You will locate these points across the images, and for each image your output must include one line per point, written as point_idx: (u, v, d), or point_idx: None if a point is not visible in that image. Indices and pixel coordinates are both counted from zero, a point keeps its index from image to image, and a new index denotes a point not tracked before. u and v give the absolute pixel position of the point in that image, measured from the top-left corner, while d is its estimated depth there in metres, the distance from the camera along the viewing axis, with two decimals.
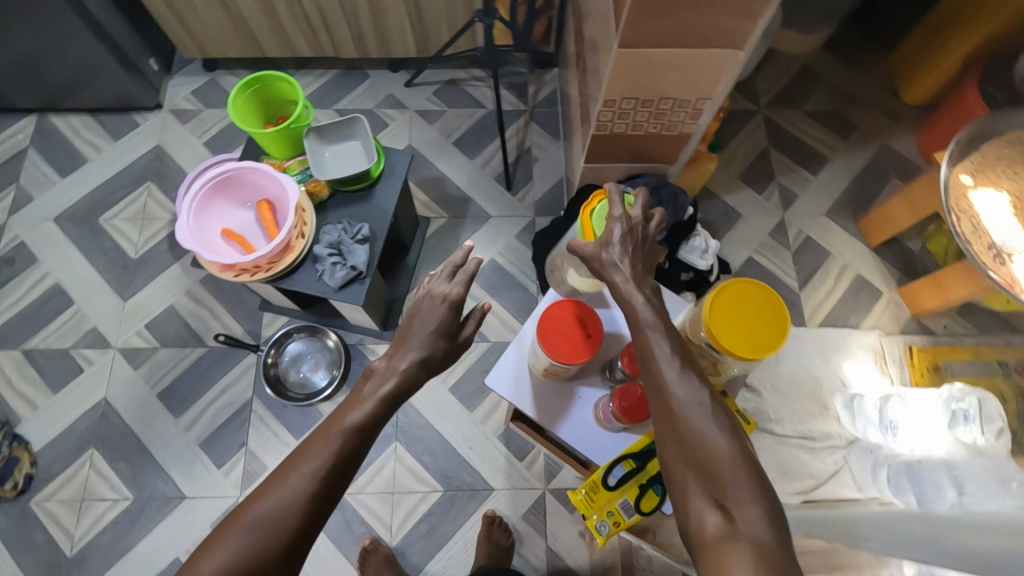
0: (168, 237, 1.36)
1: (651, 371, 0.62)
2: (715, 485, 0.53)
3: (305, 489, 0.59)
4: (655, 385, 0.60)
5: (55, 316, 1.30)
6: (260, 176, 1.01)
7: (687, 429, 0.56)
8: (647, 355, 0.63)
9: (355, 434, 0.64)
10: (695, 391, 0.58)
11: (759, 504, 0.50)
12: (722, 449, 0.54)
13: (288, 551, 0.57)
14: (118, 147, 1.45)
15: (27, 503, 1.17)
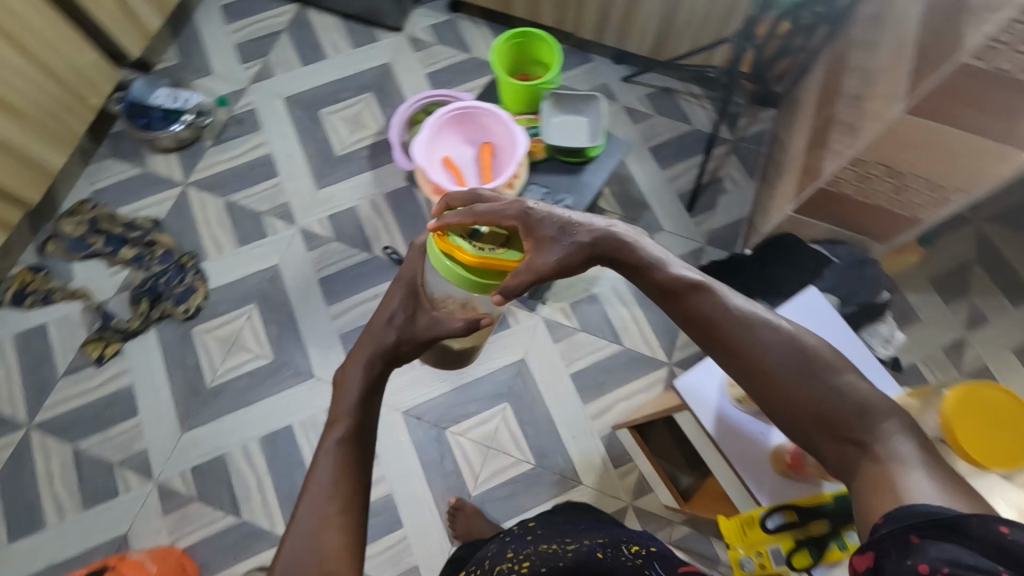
0: (371, 146, 1.48)
1: (724, 333, 0.63)
2: (844, 428, 0.57)
3: (324, 511, 0.57)
4: (728, 337, 0.62)
5: (260, 180, 1.44)
6: (499, 122, 1.06)
7: (787, 377, 0.59)
8: (705, 312, 0.64)
9: (352, 428, 0.64)
10: (780, 336, 0.61)
11: (891, 422, 0.56)
12: (837, 382, 0.59)
13: (337, 550, 0.55)
14: (354, 53, 1.57)
15: (190, 329, 1.32)
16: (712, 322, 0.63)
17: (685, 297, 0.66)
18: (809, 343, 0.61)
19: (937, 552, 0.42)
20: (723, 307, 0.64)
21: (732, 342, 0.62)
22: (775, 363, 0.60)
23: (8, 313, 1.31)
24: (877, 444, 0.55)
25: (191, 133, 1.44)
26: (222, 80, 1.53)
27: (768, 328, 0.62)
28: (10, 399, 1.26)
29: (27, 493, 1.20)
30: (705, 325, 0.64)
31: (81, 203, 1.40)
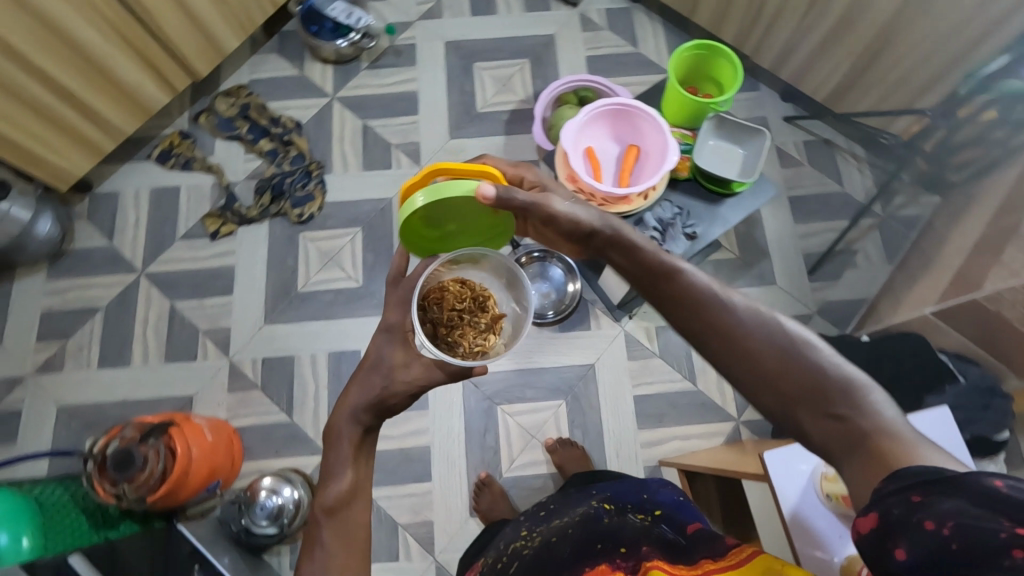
0: (512, 112, 1.48)
1: (701, 308, 0.60)
2: (819, 403, 0.53)
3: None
4: (706, 313, 0.59)
5: (400, 114, 1.48)
6: (655, 130, 1.03)
7: (761, 350, 0.56)
8: (676, 292, 0.62)
9: (338, 506, 0.60)
10: (745, 308, 0.59)
11: (864, 393, 0.52)
12: (807, 354, 0.55)
13: None
14: (524, 16, 1.57)
15: (298, 232, 1.38)
16: (680, 298, 0.61)
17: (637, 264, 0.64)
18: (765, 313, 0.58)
19: (944, 507, 0.41)
20: (685, 278, 0.62)
21: (701, 319, 0.60)
22: (751, 338, 0.57)
23: (151, 167, 1.43)
24: (860, 413, 0.51)
25: (352, 51, 1.49)
26: (393, 8, 1.57)
27: (727, 298, 0.60)
28: (132, 244, 1.38)
29: (123, 331, 1.32)
30: (666, 298, 0.62)
31: (239, 87, 1.49)
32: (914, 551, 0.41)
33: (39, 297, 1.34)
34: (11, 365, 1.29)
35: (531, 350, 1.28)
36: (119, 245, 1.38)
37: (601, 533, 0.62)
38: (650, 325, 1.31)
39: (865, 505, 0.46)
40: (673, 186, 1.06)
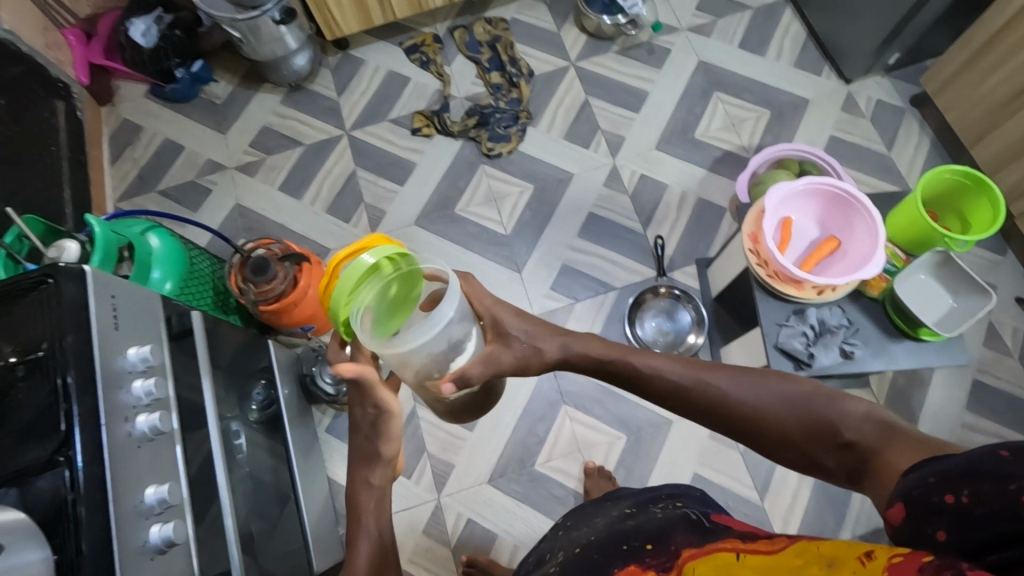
0: (726, 154, 1.43)
1: (692, 393, 0.65)
2: (826, 442, 0.58)
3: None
4: (693, 393, 0.65)
5: (621, 104, 1.49)
6: (869, 236, 0.93)
7: (752, 410, 0.62)
8: (657, 385, 0.67)
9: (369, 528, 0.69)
10: (718, 377, 0.65)
11: (845, 410, 0.58)
12: (779, 394, 0.62)
13: None
14: (789, 70, 1.49)
15: (480, 162, 1.46)
16: (663, 382, 0.67)
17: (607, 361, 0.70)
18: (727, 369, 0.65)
19: (921, 493, 0.43)
20: (649, 362, 0.68)
21: (698, 402, 0.65)
22: (738, 403, 0.63)
23: (398, 53, 1.58)
24: (847, 427, 0.57)
25: (611, 31, 1.52)
26: (670, 9, 1.56)
27: (691, 368, 0.66)
28: (352, 107, 1.54)
29: (308, 171, 1.49)
30: (649, 386, 0.68)
31: (500, 19, 1.58)
32: (957, 537, 0.38)
33: (266, 113, 1.55)
34: (223, 153, 1.52)
35: None
36: (341, 102, 1.55)
37: (626, 532, 0.57)
38: None
39: (891, 496, 0.46)
40: (853, 298, 0.97)
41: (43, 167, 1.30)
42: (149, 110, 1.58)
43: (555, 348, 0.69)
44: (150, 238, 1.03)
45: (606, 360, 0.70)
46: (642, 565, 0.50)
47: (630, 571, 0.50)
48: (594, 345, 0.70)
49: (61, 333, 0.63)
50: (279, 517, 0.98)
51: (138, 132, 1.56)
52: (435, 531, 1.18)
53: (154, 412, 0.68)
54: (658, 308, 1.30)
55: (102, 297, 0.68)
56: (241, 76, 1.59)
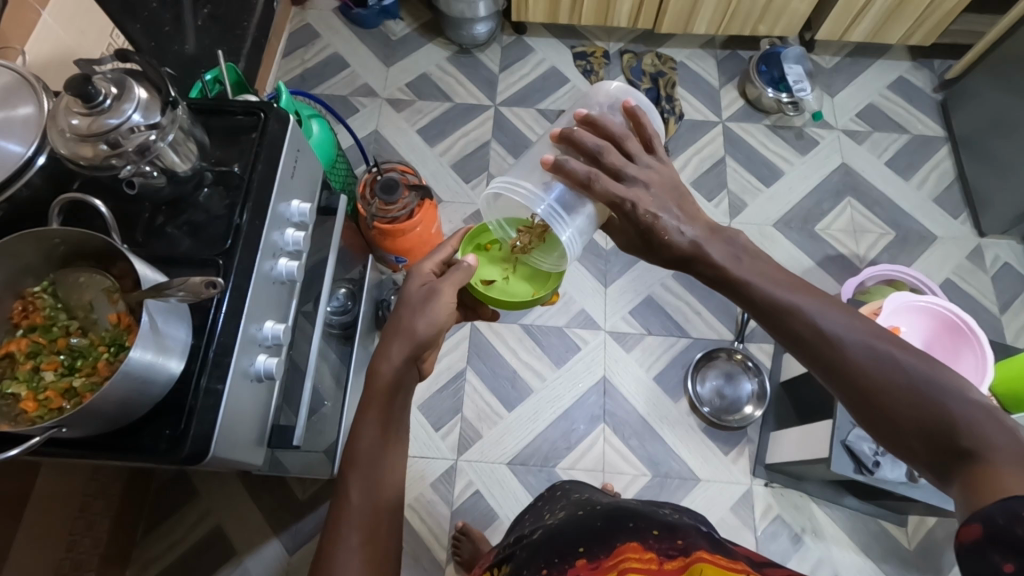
0: (840, 256, 1.43)
1: (803, 336, 0.55)
2: (937, 444, 0.47)
3: (377, 451, 0.59)
4: (810, 342, 0.54)
5: (755, 174, 1.51)
6: (972, 371, 0.93)
7: (868, 377, 0.51)
8: (772, 322, 0.57)
9: (383, 386, 0.61)
10: (842, 326, 0.54)
11: (981, 418, 0.45)
12: (906, 369, 0.49)
13: (378, 500, 0.57)
14: (926, 203, 1.49)
15: None
16: (777, 314, 0.57)
17: (730, 276, 0.60)
18: (859, 321, 0.54)
19: (996, 511, 0.38)
20: (766, 289, 0.58)
21: (811, 353, 0.55)
22: (854, 364, 0.51)
23: (566, 55, 1.66)
24: (971, 435, 0.45)
25: (770, 106, 1.56)
26: (831, 106, 1.60)
27: (814, 305, 0.56)
28: (508, 85, 1.62)
29: (447, 125, 1.57)
30: (765, 315, 0.58)
31: (670, 58, 1.65)
32: None
33: (431, 62, 1.64)
34: (379, 82, 1.62)
35: (665, 414, 1.27)
36: (500, 77, 1.63)
37: (633, 512, 0.57)
38: (772, 505, 1.20)
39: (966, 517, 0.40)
40: None
41: (234, 35, 1.41)
42: (331, 23, 1.70)
43: (692, 242, 0.62)
44: (313, 124, 1.10)
45: (722, 270, 0.61)
46: (646, 545, 0.50)
47: (632, 546, 0.50)
48: (717, 248, 0.62)
49: (255, 161, 0.69)
50: (323, 410, 1.02)
51: (316, 38, 1.68)
52: (443, 488, 1.20)
53: (293, 261, 0.74)
54: (725, 371, 1.30)
55: (291, 148, 0.75)
56: (421, 24, 1.70)
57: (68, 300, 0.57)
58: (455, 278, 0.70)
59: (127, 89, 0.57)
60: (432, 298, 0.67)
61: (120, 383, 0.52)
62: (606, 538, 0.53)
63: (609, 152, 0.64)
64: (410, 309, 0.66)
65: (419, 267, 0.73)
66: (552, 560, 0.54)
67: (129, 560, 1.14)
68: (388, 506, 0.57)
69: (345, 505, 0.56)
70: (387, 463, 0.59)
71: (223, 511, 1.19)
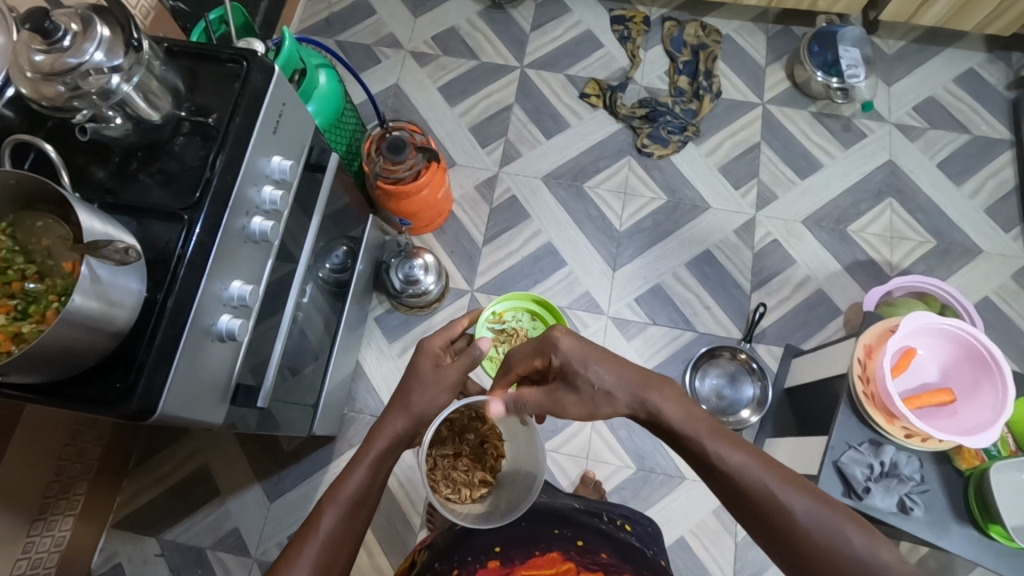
0: (872, 262, 1.33)
1: (756, 500, 0.55)
2: None
3: (358, 492, 0.59)
4: (758, 502, 0.54)
5: (791, 165, 1.41)
6: (987, 408, 0.85)
7: (815, 542, 0.51)
8: (721, 479, 0.57)
9: (395, 439, 0.64)
10: (794, 496, 0.54)
11: None
12: (857, 552, 0.50)
13: (342, 537, 0.56)
14: (976, 211, 1.36)
15: (630, 153, 1.42)
16: (728, 479, 0.56)
17: (674, 430, 0.61)
18: (816, 496, 0.54)
19: None
20: (711, 448, 0.58)
21: (755, 513, 0.55)
22: (798, 526, 0.52)
23: (604, 18, 1.55)
24: None
25: (819, 91, 1.44)
26: (886, 98, 1.46)
27: (756, 467, 0.56)
28: (538, 46, 1.53)
29: (470, 86, 1.50)
30: (717, 474, 0.57)
31: (715, 30, 1.52)
32: None
33: (460, 16, 1.56)
34: (405, 33, 1.55)
35: None
36: (531, 37, 1.54)
37: (562, 518, 0.69)
38: None
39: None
40: (936, 459, 0.89)
41: None
42: None
43: (625, 394, 0.63)
44: (319, 75, 1.07)
45: (663, 420, 0.62)
46: (566, 556, 0.62)
47: (554, 555, 0.62)
48: (653, 394, 0.62)
49: (233, 112, 0.66)
50: (308, 368, 1.02)
51: None
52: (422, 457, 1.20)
53: (269, 221, 0.71)
54: (725, 370, 1.24)
55: (275, 100, 0.71)
56: None
57: (26, 242, 0.56)
58: (465, 362, 0.71)
59: (90, 27, 0.55)
60: (433, 377, 0.69)
61: (63, 333, 0.51)
62: (534, 543, 0.64)
63: (564, 344, 0.65)
64: (420, 385, 0.68)
65: (428, 342, 0.74)
66: (469, 548, 0.64)
67: (120, 489, 1.19)
68: (348, 549, 0.57)
69: (311, 534, 0.55)
70: (363, 508, 0.59)
71: (212, 452, 1.22)
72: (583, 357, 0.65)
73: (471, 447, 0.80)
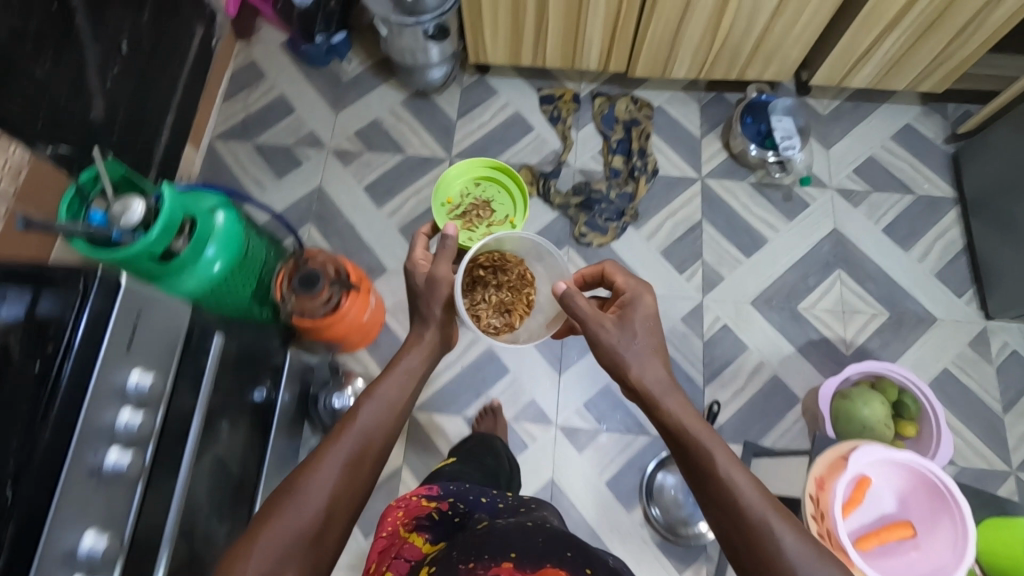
0: (826, 341, 1.27)
1: (731, 488, 0.59)
2: None
3: (387, 406, 0.67)
4: (746, 521, 0.57)
5: (735, 242, 1.36)
6: (946, 550, 0.79)
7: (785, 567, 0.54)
8: (722, 496, 0.59)
9: (416, 370, 0.71)
10: (783, 528, 0.56)
11: None
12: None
13: (354, 457, 0.62)
14: (926, 276, 1.32)
15: (568, 243, 1.36)
16: (728, 497, 0.58)
17: (691, 441, 0.63)
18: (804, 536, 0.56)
19: None
20: (722, 461, 0.60)
21: (743, 533, 0.57)
22: (778, 551, 0.55)
23: (532, 98, 1.50)
24: None
25: (756, 162, 1.39)
26: (825, 161, 1.43)
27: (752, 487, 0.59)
28: (466, 134, 1.47)
29: (398, 182, 1.43)
30: (718, 492, 0.59)
31: (647, 103, 1.47)
32: None
33: (383, 106, 1.50)
34: (326, 131, 1.48)
35: (614, 524, 1.16)
36: (458, 125, 1.48)
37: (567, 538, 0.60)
38: None
39: None
40: None
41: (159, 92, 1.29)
42: (278, 61, 1.56)
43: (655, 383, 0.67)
44: (217, 218, 1.01)
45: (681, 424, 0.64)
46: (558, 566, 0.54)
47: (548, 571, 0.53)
48: (670, 400, 0.66)
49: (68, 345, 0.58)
50: None
51: (260, 79, 1.54)
52: None
53: (129, 449, 0.63)
54: None
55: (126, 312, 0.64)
56: (375, 62, 1.54)
57: None
58: (447, 254, 0.78)
59: None
60: (434, 284, 0.75)
61: None
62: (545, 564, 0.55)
63: (644, 295, 0.74)
64: (421, 299, 0.77)
65: (411, 258, 0.83)
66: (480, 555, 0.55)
67: None
68: (366, 467, 0.63)
69: (346, 428, 0.64)
70: (381, 420, 0.65)
71: None
72: (643, 323, 0.71)
73: (507, 283, 0.97)
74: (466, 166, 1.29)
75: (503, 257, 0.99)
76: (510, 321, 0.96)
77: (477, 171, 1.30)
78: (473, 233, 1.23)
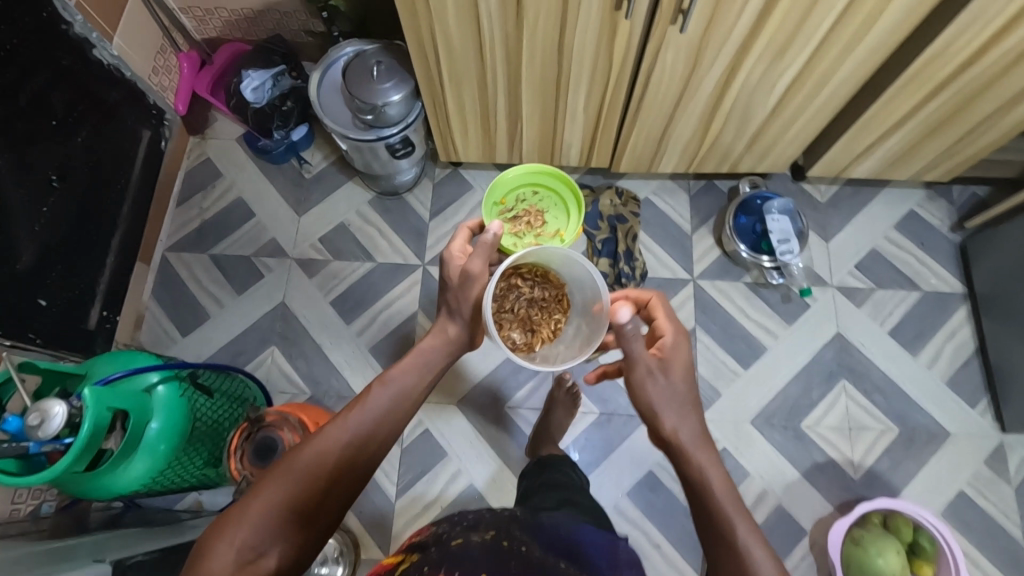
0: (832, 464, 1.19)
1: (720, 524, 0.56)
2: None
3: (391, 403, 0.64)
4: None
5: (732, 352, 1.26)
6: None
7: None
8: (734, 567, 0.53)
9: (424, 374, 0.69)
10: None
11: None
12: None
13: (353, 445, 0.60)
14: (937, 384, 1.23)
15: None
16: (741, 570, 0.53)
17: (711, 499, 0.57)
18: None
19: None
20: (741, 530, 0.55)
21: None
22: None
23: None
24: None
25: (751, 262, 1.30)
26: (824, 256, 1.33)
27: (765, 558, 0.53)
28: (440, 236, 1.36)
29: (367, 295, 1.32)
30: (731, 566, 0.53)
31: (633, 195, 1.37)
32: None
33: (349, 208, 1.39)
34: (288, 238, 1.37)
35: None
36: (431, 226, 1.37)
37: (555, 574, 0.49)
38: None
39: None
40: None
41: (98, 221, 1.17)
42: (235, 158, 1.45)
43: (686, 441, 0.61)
44: (161, 391, 0.91)
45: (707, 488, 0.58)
46: None
47: None
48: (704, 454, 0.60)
49: None
50: None
51: (215, 180, 1.43)
52: None
53: None
54: None
55: None
56: (339, 156, 1.43)
57: None
58: (482, 252, 0.74)
59: None
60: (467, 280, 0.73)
61: None
62: None
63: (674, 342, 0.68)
64: (451, 293, 0.75)
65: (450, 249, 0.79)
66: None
67: None
68: (359, 462, 0.60)
69: (345, 418, 0.61)
70: (381, 422, 0.63)
71: None
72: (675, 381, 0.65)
73: (537, 301, 0.95)
74: (528, 169, 1.24)
75: (547, 275, 0.96)
76: (531, 341, 0.93)
77: (535, 178, 1.26)
78: (519, 240, 1.22)
